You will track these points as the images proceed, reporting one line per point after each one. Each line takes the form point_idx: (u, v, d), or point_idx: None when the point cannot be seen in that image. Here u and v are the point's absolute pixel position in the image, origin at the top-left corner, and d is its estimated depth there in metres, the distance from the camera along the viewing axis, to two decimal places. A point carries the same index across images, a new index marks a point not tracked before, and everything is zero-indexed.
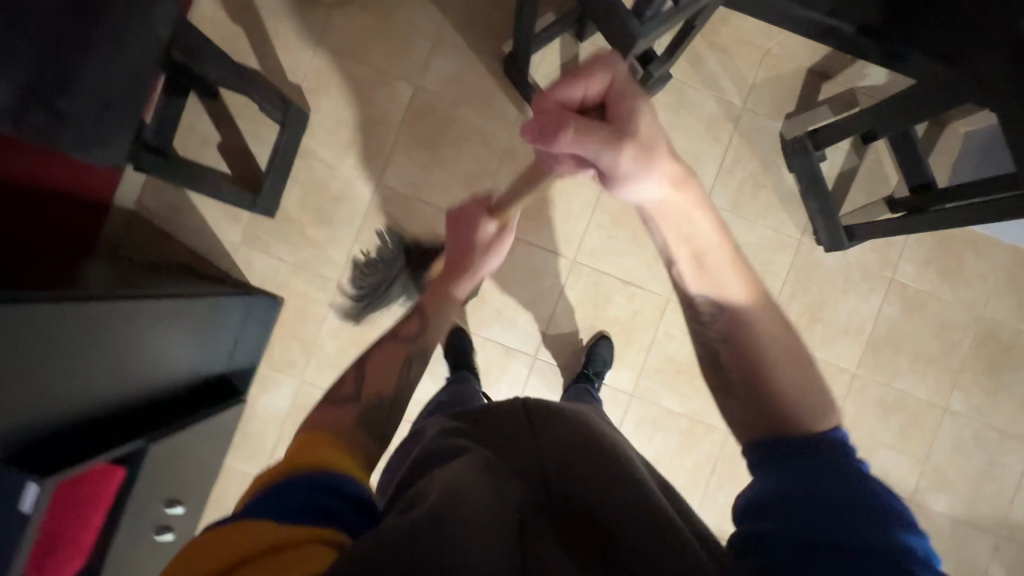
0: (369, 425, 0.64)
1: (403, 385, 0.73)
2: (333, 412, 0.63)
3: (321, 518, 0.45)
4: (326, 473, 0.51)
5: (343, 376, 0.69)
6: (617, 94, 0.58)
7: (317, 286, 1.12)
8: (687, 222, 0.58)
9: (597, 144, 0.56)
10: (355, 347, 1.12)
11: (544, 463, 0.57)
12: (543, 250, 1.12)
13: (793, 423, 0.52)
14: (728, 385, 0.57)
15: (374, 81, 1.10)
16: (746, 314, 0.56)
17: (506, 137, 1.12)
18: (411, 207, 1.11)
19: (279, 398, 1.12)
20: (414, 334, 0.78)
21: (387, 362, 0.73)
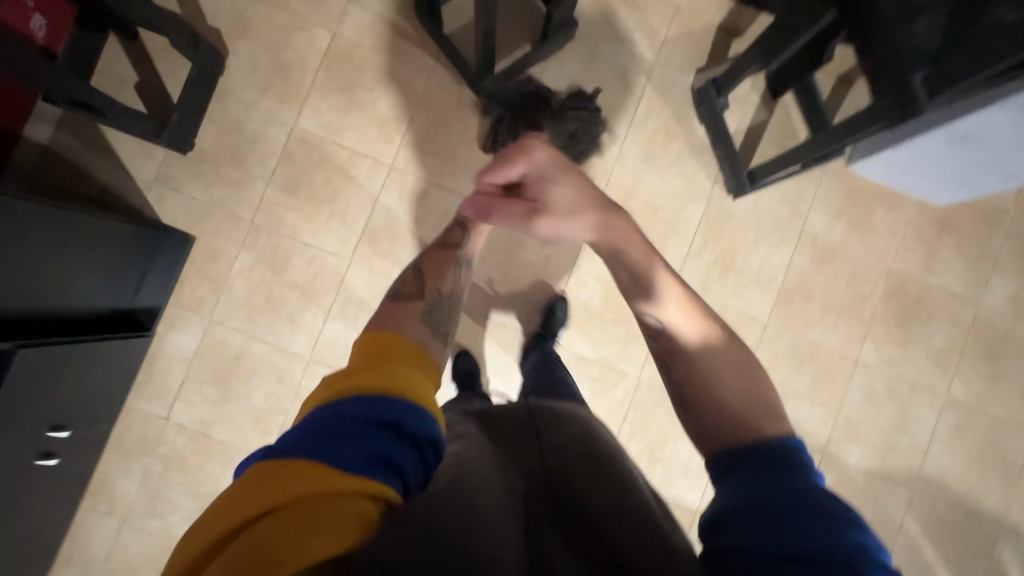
0: (433, 320, 0.67)
1: (455, 283, 0.78)
2: (407, 302, 0.68)
3: (380, 469, 0.44)
4: (393, 404, 0.49)
5: (405, 276, 0.74)
6: (536, 175, 0.68)
7: (228, 225, 1.12)
8: (626, 249, 0.67)
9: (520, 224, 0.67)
10: (263, 287, 1.11)
11: (542, 448, 0.55)
12: (457, 195, 1.14)
13: (741, 423, 0.55)
14: (676, 394, 0.62)
15: (291, 26, 1.13)
16: (692, 326, 0.63)
17: (421, 83, 1.14)
18: (326, 150, 1.13)
19: (186, 337, 1.10)
20: (459, 243, 0.83)
21: (441, 270, 0.78)
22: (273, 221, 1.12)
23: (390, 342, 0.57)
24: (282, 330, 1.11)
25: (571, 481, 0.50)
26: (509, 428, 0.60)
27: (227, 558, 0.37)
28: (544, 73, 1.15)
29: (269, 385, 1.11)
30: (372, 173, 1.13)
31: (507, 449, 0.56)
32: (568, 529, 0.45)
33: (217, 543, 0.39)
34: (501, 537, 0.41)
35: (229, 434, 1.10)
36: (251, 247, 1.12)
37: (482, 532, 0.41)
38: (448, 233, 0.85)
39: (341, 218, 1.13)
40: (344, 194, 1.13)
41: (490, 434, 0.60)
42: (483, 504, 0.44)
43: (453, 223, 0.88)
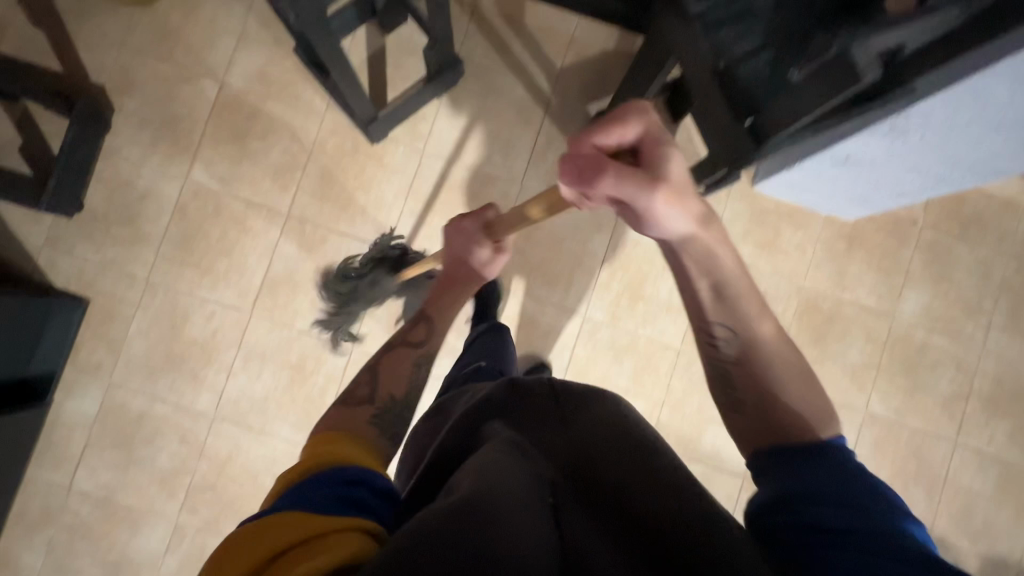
0: (384, 423, 0.60)
1: (415, 388, 0.68)
2: (348, 412, 0.59)
3: (357, 507, 0.45)
4: (351, 466, 0.49)
5: (355, 380, 0.65)
6: (652, 142, 0.55)
7: (123, 286, 1.09)
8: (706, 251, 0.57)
9: (635, 191, 0.53)
10: (162, 346, 1.09)
11: (568, 441, 0.55)
12: (358, 240, 1.12)
13: (792, 433, 0.55)
14: (733, 404, 0.58)
15: (177, 78, 1.11)
16: (758, 332, 0.58)
17: (314, 129, 1.12)
18: (220, 202, 1.11)
19: (85, 402, 1.08)
20: (422, 341, 0.72)
21: (400, 371, 0.68)
22: (169, 278, 1.10)
23: (338, 434, 0.54)
24: (184, 389, 1.09)
25: (601, 472, 0.51)
26: (538, 416, 0.60)
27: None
28: (440, 110, 1.14)
29: (173, 445, 1.08)
30: (269, 224, 1.11)
31: (539, 441, 0.56)
32: (605, 521, 0.46)
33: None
34: (534, 529, 0.42)
35: (135, 499, 1.07)
36: (148, 306, 1.09)
37: (517, 517, 0.42)
38: (409, 329, 0.74)
39: (238, 271, 1.11)
40: (241, 247, 1.11)
41: (517, 423, 0.60)
42: (516, 490, 0.45)
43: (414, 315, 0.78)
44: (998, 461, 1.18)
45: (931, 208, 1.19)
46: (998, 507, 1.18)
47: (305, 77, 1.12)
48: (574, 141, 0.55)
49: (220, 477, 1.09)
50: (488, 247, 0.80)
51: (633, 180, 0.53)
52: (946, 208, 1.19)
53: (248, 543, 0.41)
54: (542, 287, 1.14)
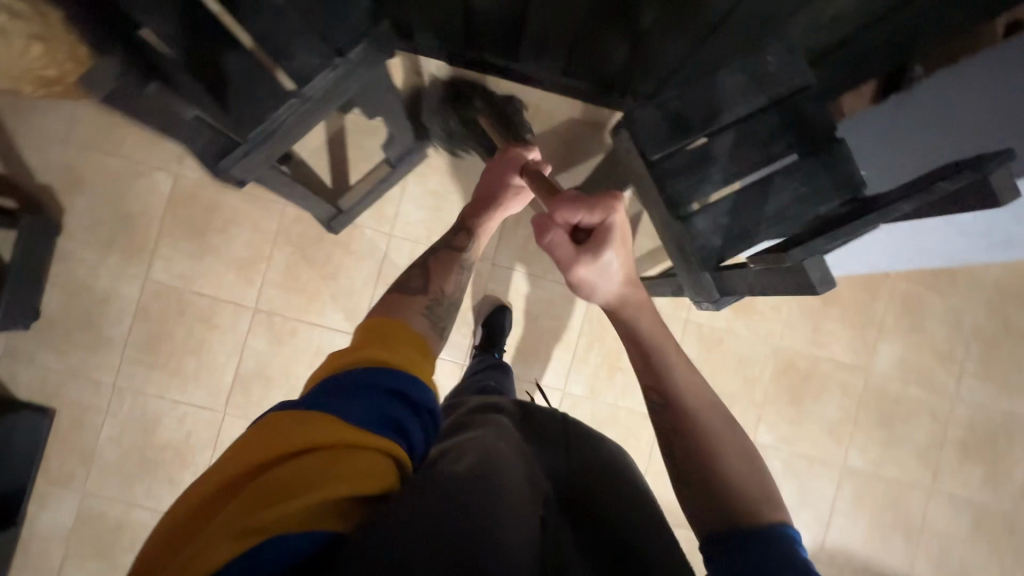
0: (435, 316, 0.60)
1: (462, 287, 0.67)
2: (414, 299, 0.60)
3: (392, 430, 0.45)
4: (392, 372, 0.49)
5: (406, 270, 0.65)
6: (608, 236, 0.59)
7: (89, 393, 1.07)
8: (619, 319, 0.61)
9: (562, 262, 0.61)
10: (135, 452, 1.07)
11: (572, 464, 0.59)
12: (329, 329, 1.10)
13: (739, 512, 0.50)
14: (681, 473, 0.54)
15: (128, 173, 1.06)
16: (686, 385, 0.57)
17: (276, 218, 1.08)
18: (183, 300, 1.08)
19: (60, 513, 1.06)
20: (466, 247, 0.72)
21: (449, 267, 0.67)
22: (137, 381, 1.07)
23: (394, 330, 0.53)
24: (161, 494, 1.07)
25: (601, 494, 0.56)
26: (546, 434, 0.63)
27: (242, 505, 0.38)
28: (404, 190, 1.11)
29: None
30: (236, 319, 1.08)
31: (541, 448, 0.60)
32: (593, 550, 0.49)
33: (226, 493, 0.39)
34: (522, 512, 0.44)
35: None
36: (117, 412, 1.07)
37: (514, 508, 0.44)
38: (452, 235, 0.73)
39: (208, 369, 1.08)
40: (209, 345, 1.08)
41: (519, 424, 0.64)
42: (518, 487, 0.47)
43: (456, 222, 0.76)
44: (972, 503, 1.21)
45: None
46: (974, 549, 1.21)
47: None
48: (553, 202, 0.61)
49: None
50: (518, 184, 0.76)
51: (564, 254, 0.60)
52: None
53: (274, 436, 0.41)
54: (519, 364, 1.14)
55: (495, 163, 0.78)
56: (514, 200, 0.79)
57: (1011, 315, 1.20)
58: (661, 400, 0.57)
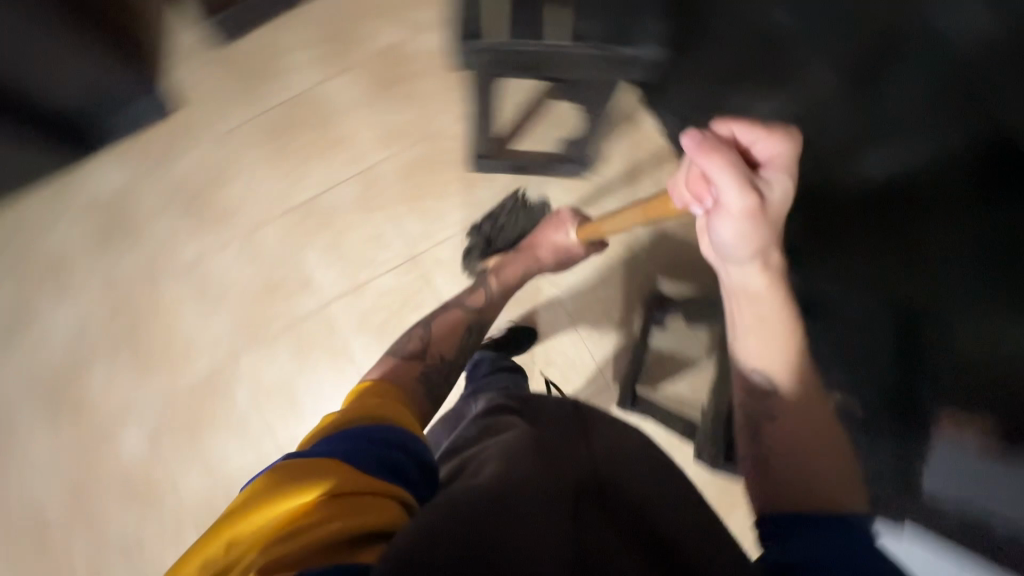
0: (428, 377, 0.80)
1: (462, 351, 0.88)
2: (415, 366, 0.81)
3: (386, 470, 0.52)
4: (386, 430, 0.58)
5: (415, 333, 0.88)
6: (773, 167, 0.54)
7: (209, 120, 1.17)
8: (740, 294, 0.59)
9: (732, 181, 0.52)
10: (196, 185, 1.16)
11: (590, 446, 0.62)
12: (399, 229, 1.15)
13: (813, 491, 0.53)
14: (761, 458, 0.56)
15: (379, 7, 1.18)
16: (784, 366, 0.57)
17: (441, 123, 1.17)
18: (328, 119, 1.17)
19: (113, 177, 1.16)
20: (478, 306, 0.94)
21: (449, 335, 0.88)
22: (245, 140, 1.17)
23: (380, 401, 0.64)
24: (183, 228, 1.15)
25: (620, 471, 0.57)
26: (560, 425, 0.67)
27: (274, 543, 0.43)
28: (544, 185, 1.15)
29: (140, 261, 1.15)
30: (348, 163, 1.16)
31: (557, 436, 0.64)
32: (624, 523, 0.50)
33: (253, 543, 0.44)
34: (553, 516, 0.47)
35: (81, 275, 1.15)
36: (213, 148, 1.17)
37: (530, 510, 0.47)
38: (468, 295, 0.96)
39: (297, 178, 1.16)
40: (313, 163, 1.16)
41: (532, 420, 0.68)
42: (534, 493, 0.50)
43: (476, 281, 1.01)
44: None
45: None
46: None
47: (467, 81, 1.17)
48: (720, 125, 0.55)
49: (149, 313, 1.14)
50: (573, 235, 0.98)
51: (736, 172, 0.52)
52: None
53: (275, 503, 0.47)
54: None
55: (547, 220, 1.03)
56: (551, 251, 1.01)
57: None
58: (758, 376, 0.58)
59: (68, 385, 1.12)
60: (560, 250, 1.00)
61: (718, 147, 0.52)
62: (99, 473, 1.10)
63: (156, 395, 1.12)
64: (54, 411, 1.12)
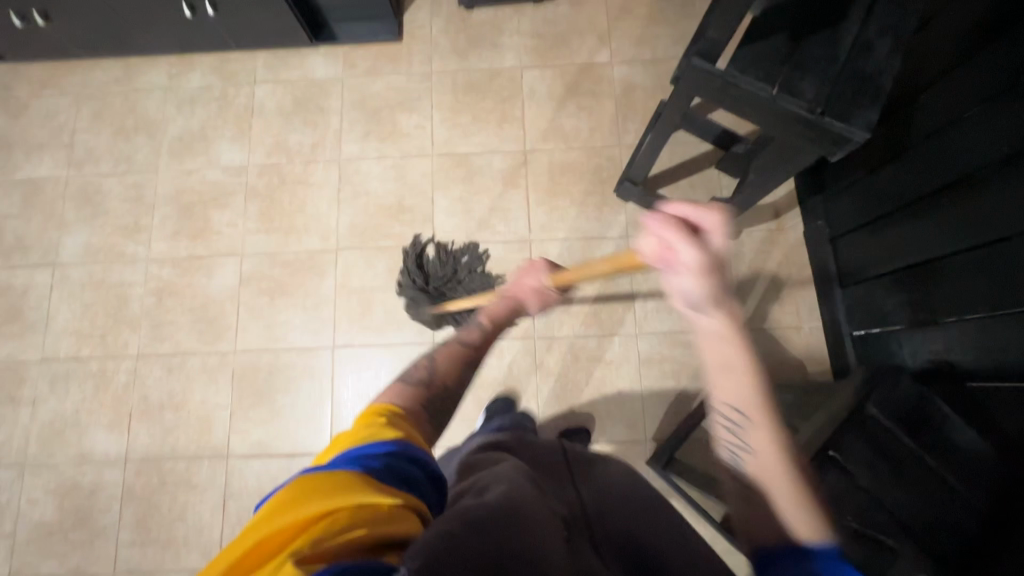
0: (431, 412, 0.58)
1: (463, 385, 0.65)
2: (409, 392, 0.59)
3: (403, 483, 0.44)
4: (400, 442, 0.49)
5: (410, 363, 0.64)
6: (714, 229, 0.47)
7: (419, 59, 1.32)
8: (715, 339, 0.47)
9: (675, 240, 0.47)
10: (382, 103, 1.30)
11: (580, 494, 0.56)
12: (525, 213, 1.22)
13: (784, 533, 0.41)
14: (743, 492, 0.45)
15: (599, 31, 1.31)
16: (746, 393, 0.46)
17: (604, 143, 1.25)
18: (513, 99, 1.29)
19: (323, 68, 1.33)
20: (473, 345, 0.71)
21: (447, 362, 0.66)
22: (439, 86, 1.30)
23: (390, 414, 0.53)
24: (354, 131, 1.29)
25: (611, 515, 0.54)
26: (550, 466, 0.62)
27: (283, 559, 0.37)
28: None
29: (308, 140, 1.29)
30: (511, 141, 1.26)
31: (546, 479, 0.58)
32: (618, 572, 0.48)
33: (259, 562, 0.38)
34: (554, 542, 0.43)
35: (258, 130, 1.30)
36: (411, 80, 1.31)
37: (544, 533, 0.43)
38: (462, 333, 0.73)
39: (463, 134, 1.28)
40: (483, 127, 1.28)
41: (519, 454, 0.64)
42: (536, 513, 0.46)
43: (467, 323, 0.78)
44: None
45: None
46: None
47: (643, 119, 1.26)
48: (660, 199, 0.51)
49: (292, 184, 1.26)
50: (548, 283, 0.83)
51: (675, 233, 0.47)
52: None
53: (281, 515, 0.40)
54: (548, 389, 1.14)
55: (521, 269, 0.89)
56: (534, 301, 0.84)
57: None
58: (727, 408, 0.47)
59: (202, 208, 1.26)
60: (541, 297, 0.84)
61: (671, 221, 0.47)
62: (186, 290, 1.22)
63: (262, 249, 1.23)
64: (179, 226, 1.25)
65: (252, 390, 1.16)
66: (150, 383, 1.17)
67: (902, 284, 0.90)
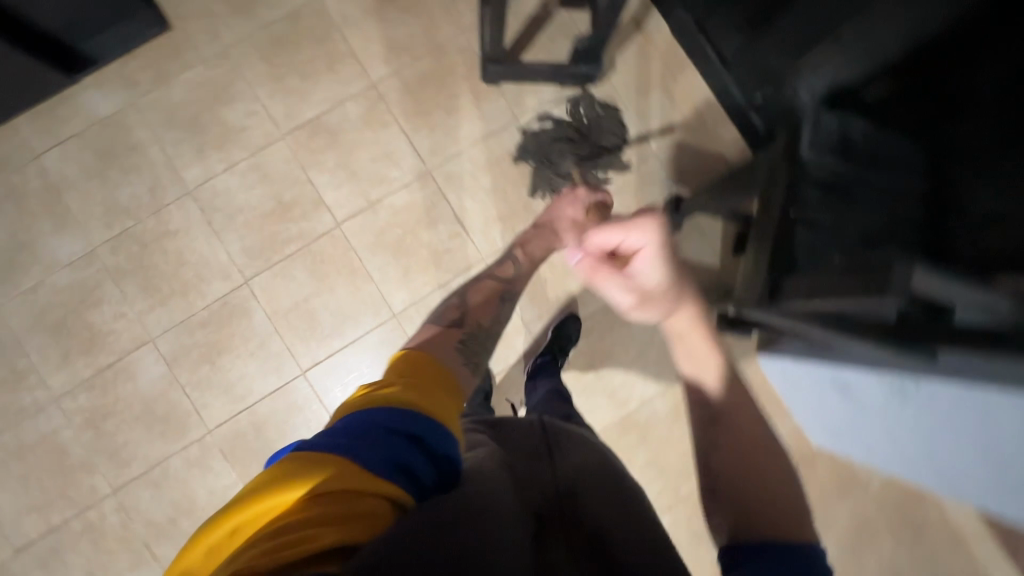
0: (468, 351, 0.63)
1: (499, 318, 0.75)
2: (447, 331, 0.66)
3: (396, 471, 0.43)
4: (411, 411, 0.47)
5: (448, 302, 0.73)
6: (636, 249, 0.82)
7: (204, 39, 1.12)
8: (680, 337, 0.73)
9: (604, 276, 0.84)
10: (194, 108, 1.11)
11: (553, 472, 0.56)
12: (410, 146, 1.13)
13: (772, 519, 0.53)
14: (710, 483, 0.60)
15: None
16: (733, 403, 0.64)
17: (446, 36, 1.14)
18: (328, 33, 1.13)
19: (103, 101, 1.10)
20: (511, 277, 0.85)
21: (486, 301, 0.76)
22: (244, 59, 1.12)
23: (415, 364, 0.53)
24: (184, 153, 1.11)
25: (584, 485, 0.54)
26: (525, 442, 0.61)
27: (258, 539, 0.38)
28: (554, 96, 1.14)
29: (140, 188, 1.10)
30: (354, 79, 1.13)
31: (522, 460, 0.57)
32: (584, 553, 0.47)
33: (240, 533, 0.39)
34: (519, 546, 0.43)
35: (77, 206, 1.09)
36: (210, 68, 1.12)
37: (506, 531, 0.44)
38: (499, 266, 0.87)
39: (301, 97, 1.13)
40: (317, 80, 1.13)
41: (499, 439, 0.62)
42: (504, 513, 0.45)
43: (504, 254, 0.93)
44: None
45: (887, 490, 1.16)
46: None
47: None
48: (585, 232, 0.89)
49: (156, 242, 1.10)
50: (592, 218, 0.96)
51: (603, 270, 0.84)
52: (898, 500, 1.16)
53: (273, 484, 0.41)
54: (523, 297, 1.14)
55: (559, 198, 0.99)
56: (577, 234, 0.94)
57: None
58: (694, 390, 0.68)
59: (76, 316, 1.09)
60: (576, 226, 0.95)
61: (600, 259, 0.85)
62: (119, 403, 1.08)
63: (170, 322, 1.09)
64: (64, 348, 1.08)
65: (251, 454, 1.08)
66: (145, 508, 1.08)
67: (783, 44, 0.93)
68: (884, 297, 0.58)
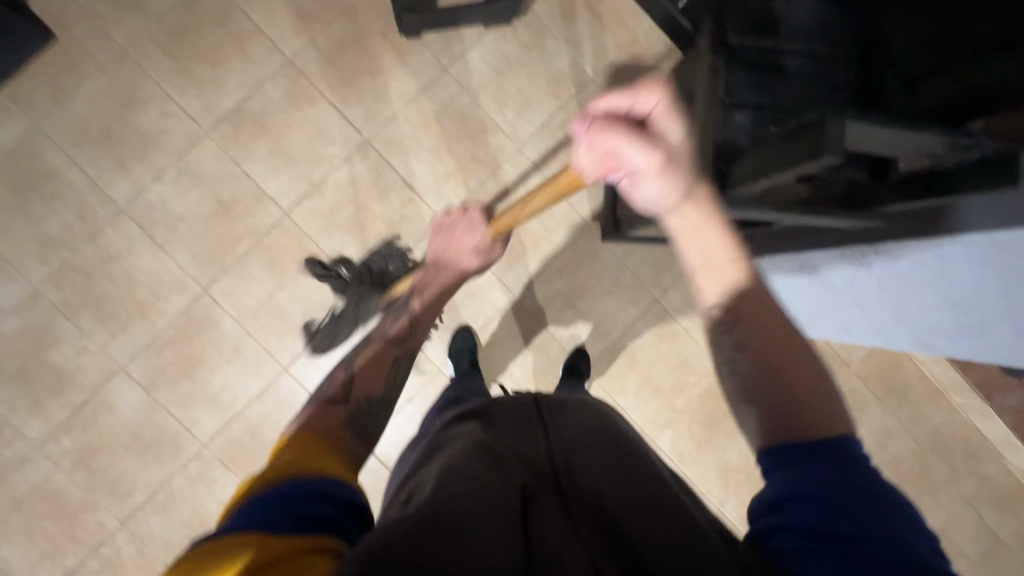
0: (365, 423, 0.58)
1: (394, 382, 0.68)
2: (333, 408, 0.58)
3: (308, 523, 0.40)
4: (295, 479, 0.44)
5: (334, 376, 0.65)
6: (661, 114, 0.56)
7: (97, 44, 1.04)
8: (687, 230, 0.52)
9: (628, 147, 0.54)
10: (104, 120, 1.04)
11: (550, 442, 0.55)
12: (342, 118, 1.08)
13: (809, 421, 0.45)
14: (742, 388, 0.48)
15: None
16: (754, 308, 0.49)
17: None
18: (229, 13, 1.06)
19: (3, 131, 1.03)
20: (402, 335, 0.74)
21: (376, 368, 0.67)
22: (144, 57, 1.05)
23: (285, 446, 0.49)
24: (106, 170, 1.05)
25: (574, 455, 0.53)
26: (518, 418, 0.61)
27: None
28: (479, 39, 1.10)
29: (68, 216, 1.04)
30: (267, 58, 1.07)
31: (515, 441, 0.56)
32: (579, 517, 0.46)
33: None
34: (505, 530, 0.42)
35: (5, 247, 1.03)
36: (111, 74, 1.04)
37: (488, 518, 0.43)
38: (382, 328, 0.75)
39: (216, 87, 1.06)
40: (228, 66, 1.06)
41: (491, 422, 0.61)
42: (488, 505, 0.44)
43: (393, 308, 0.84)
44: None
45: (868, 362, 1.21)
46: None
47: None
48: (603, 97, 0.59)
49: (100, 268, 1.05)
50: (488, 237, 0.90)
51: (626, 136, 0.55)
52: (881, 369, 1.21)
53: None
54: None
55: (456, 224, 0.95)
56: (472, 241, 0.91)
57: (932, 467, 1.22)
58: (716, 305, 0.50)
59: (35, 361, 1.04)
60: (484, 254, 0.91)
61: (605, 120, 0.57)
62: (104, 438, 1.06)
63: (136, 346, 1.06)
64: (31, 395, 1.04)
65: (251, 458, 1.07)
66: (158, 532, 1.07)
67: None
68: (822, 157, 0.53)
